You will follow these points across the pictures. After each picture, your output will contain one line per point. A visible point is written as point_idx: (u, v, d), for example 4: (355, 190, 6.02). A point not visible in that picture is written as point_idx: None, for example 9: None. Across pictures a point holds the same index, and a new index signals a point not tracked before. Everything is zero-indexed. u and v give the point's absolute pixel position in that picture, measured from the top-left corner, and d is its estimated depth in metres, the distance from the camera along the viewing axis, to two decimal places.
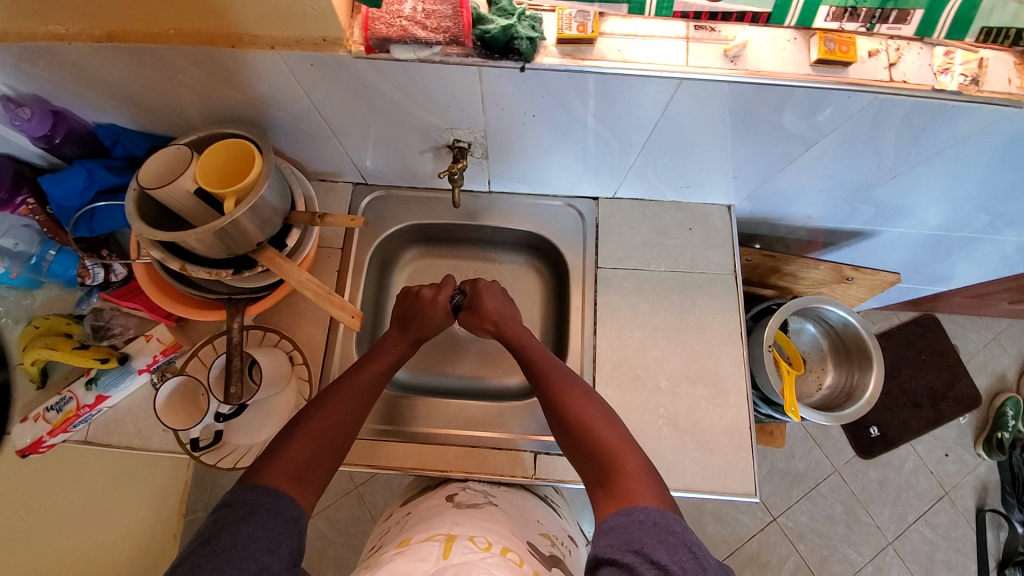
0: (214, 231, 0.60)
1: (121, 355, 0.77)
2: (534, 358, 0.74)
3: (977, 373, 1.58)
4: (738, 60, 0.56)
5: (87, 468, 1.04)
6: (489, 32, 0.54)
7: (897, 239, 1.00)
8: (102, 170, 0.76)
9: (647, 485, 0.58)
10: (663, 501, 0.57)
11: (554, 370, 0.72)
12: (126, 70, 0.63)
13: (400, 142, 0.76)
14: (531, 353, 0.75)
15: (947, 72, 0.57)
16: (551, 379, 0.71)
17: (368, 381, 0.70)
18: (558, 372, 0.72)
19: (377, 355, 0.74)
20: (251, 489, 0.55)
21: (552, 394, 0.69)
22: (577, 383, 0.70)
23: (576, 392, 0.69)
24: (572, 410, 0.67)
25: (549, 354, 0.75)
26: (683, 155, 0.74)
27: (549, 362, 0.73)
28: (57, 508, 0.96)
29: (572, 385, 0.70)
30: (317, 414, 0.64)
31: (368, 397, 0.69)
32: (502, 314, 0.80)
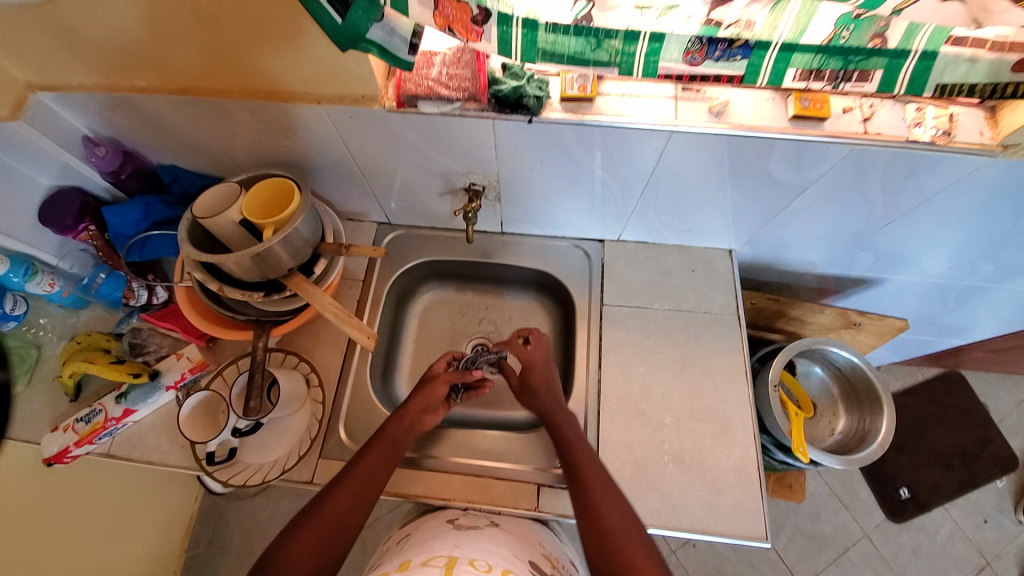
0: (251, 256, 0.67)
1: (152, 372, 0.83)
2: (573, 450, 0.70)
3: (1011, 434, 1.50)
4: (722, 115, 0.63)
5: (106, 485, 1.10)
6: (501, 90, 0.63)
7: (903, 287, 1.02)
8: (159, 205, 0.86)
9: None
10: None
11: (588, 464, 0.68)
12: (191, 118, 0.74)
13: (422, 185, 0.84)
14: (570, 444, 0.71)
15: (919, 125, 0.63)
16: (586, 474, 0.67)
17: (380, 462, 0.70)
18: (589, 467, 0.68)
19: (381, 435, 0.73)
20: None
21: (582, 489, 0.65)
22: (602, 470, 0.68)
23: (604, 492, 0.65)
24: (606, 512, 0.62)
25: (586, 446, 0.72)
26: (681, 201, 0.80)
27: (585, 454, 0.70)
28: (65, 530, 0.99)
29: (602, 483, 0.66)
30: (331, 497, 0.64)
31: (372, 484, 0.67)
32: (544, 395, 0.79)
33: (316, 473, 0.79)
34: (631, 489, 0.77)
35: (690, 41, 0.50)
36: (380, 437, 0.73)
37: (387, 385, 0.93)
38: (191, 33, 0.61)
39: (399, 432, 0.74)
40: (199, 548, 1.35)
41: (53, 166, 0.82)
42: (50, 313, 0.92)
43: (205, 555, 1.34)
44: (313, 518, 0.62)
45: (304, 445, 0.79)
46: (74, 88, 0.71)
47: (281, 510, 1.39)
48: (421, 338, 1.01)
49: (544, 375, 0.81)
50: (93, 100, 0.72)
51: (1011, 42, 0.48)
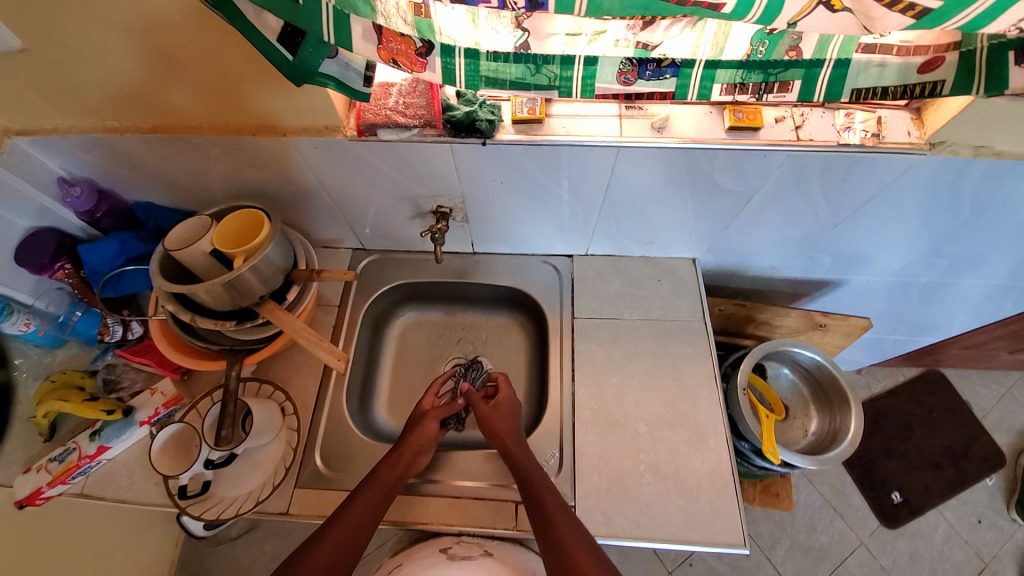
0: (222, 284, 0.68)
1: (126, 408, 0.83)
2: (536, 486, 0.71)
3: (996, 430, 1.51)
4: (665, 129, 0.68)
5: (83, 527, 1.08)
6: (455, 116, 0.66)
7: (865, 287, 1.05)
8: (134, 240, 0.88)
9: None
10: None
11: (552, 501, 0.69)
12: (163, 155, 0.77)
13: (391, 210, 0.87)
14: (532, 480, 0.72)
15: (849, 129, 0.68)
16: (551, 512, 0.67)
17: (370, 505, 0.70)
18: (552, 501, 0.69)
19: (371, 483, 0.72)
20: None
21: (549, 528, 0.66)
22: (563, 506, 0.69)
23: (570, 528, 0.66)
24: (572, 549, 0.63)
25: (547, 480, 0.72)
26: (639, 214, 0.83)
27: (548, 490, 0.71)
28: None
29: (566, 519, 0.67)
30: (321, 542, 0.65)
31: (363, 527, 0.67)
32: (506, 428, 0.79)
33: (292, 503, 0.79)
34: (608, 501, 0.77)
35: (622, 62, 0.54)
36: (367, 486, 0.71)
37: (365, 409, 0.94)
38: (162, 74, 0.64)
39: (391, 476, 0.73)
40: None
41: (30, 208, 0.83)
42: (26, 352, 0.91)
43: None
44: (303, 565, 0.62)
45: (279, 475, 0.78)
46: (48, 130, 0.74)
47: (264, 552, 1.34)
48: (399, 361, 1.02)
49: (508, 414, 0.81)
50: (67, 141, 0.75)
51: (916, 46, 0.53)
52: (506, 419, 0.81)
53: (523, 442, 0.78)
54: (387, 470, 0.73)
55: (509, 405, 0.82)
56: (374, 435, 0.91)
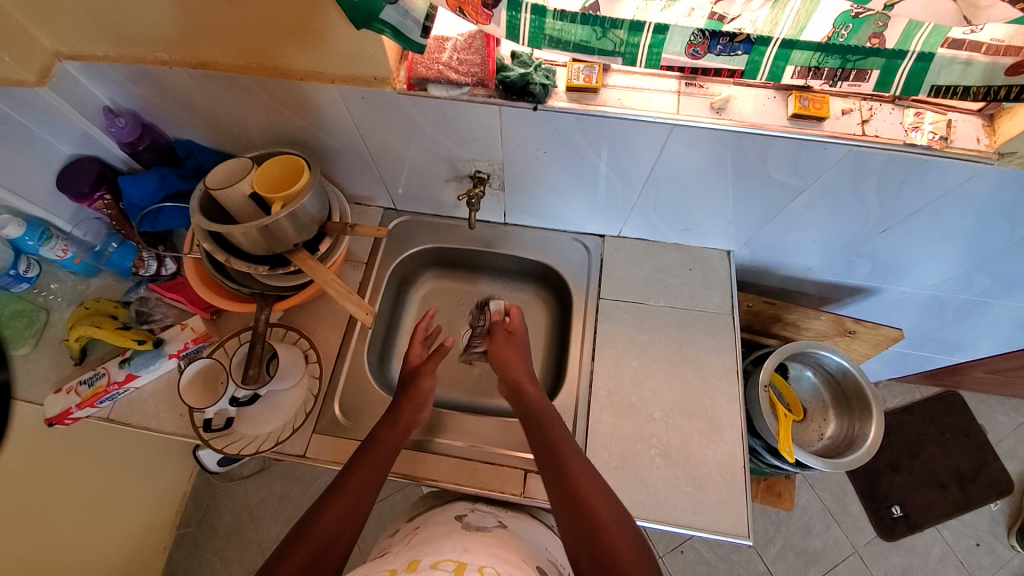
0: (259, 228, 0.69)
1: (156, 339, 0.86)
2: (557, 445, 0.68)
3: (1008, 457, 1.49)
4: (724, 111, 0.65)
5: (105, 451, 1.13)
6: (509, 77, 0.64)
7: (900, 298, 1.02)
8: (175, 177, 0.89)
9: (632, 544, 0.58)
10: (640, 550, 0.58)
11: (575, 461, 0.66)
12: (209, 93, 0.77)
13: (427, 170, 0.86)
14: (555, 440, 0.69)
15: (917, 129, 0.64)
16: (571, 472, 0.65)
17: (380, 454, 0.71)
18: (573, 462, 0.66)
19: (372, 445, 0.72)
20: None
21: (569, 488, 0.63)
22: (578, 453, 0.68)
23: (590, 488, 0.63)
24: (597, 511, 0.61)
25: (568, 438, 0.70)
26: (681, 199, 0.81)
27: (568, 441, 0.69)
28: (49, 500, 0.99)
29: (590, 480, 0.64)
30: (337, 490, 0.65)
31: (377, 472, 0.69)
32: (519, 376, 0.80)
33: (309, 448, 0.81)
34: (616, 480, 0.77)
35: (693, 34, 0.52)
36: (369, 446, 0.72)
37: (384, 365, 0.95)
38: (215, 7, 0.63)
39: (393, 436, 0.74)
40: (189, 526, 1.36)
41: (73, 135, 0.84)
42: (60, 278, 0.95)
43: (194, 534, 1.35)
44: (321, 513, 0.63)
45: (299, 419, 0.80)
46: (96, 57, 0.74)
47: (272, 493, 1.39)
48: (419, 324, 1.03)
49: (517, 354, 0.84)
50: (114, 69, 0.75)
51: (1007, 47, 0.48)
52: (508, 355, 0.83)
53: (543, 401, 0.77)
54: (387, 431, 0.74)
55: (515, 347, 0.84)
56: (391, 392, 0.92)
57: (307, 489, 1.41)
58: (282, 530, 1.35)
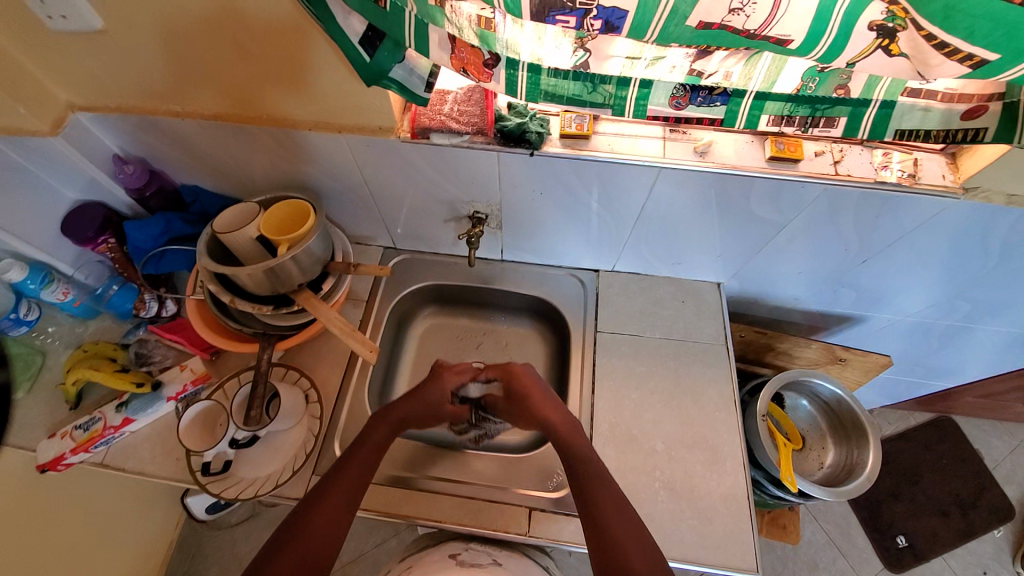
0: (265, 269, 0.71)
1: (155, 381, 0.85)
2: (588, 481, 0.68)
3: (1007, 482, 1.49)
4: (707, 154, 0.70)
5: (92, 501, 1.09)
6: (507, 126, 0.69)
7: (886, 326, 1.05)
8: (180, 222, 0.91)
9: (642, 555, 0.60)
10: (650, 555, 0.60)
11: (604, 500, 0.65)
12: (218, 141, 0.81)
13: (427, 211, 0.90)
14: (586, 474, 0.68)
15: (886, 168, 0.70)
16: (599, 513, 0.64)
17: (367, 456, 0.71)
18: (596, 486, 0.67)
19: (359, 448, 0.71)
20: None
21: (593, 518, 0.64)
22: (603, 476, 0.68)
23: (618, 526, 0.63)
24: (625, 555, 0.60)
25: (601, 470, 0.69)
26: (671, 234, 0.85)
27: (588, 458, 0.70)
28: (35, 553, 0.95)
29: (621, 519, 0.63)
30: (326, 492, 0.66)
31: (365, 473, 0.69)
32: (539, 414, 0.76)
33: (308, 490, 0.79)
34: None
35: (675, 87, 0.57)
36: (358, 449, 0.71)
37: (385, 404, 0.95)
38: (232, 65, 0.68)
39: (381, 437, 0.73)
40: None
41: (81, 181, 0.87)
42: (58, 321, 0.95)
43: None
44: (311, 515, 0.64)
45: (299, 461, 0.79)
46: (112, 109, 0.77)
47: (263, 541, 1.34)
48: (418, 361, 1.03)
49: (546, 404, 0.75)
50: (128, 121, 0.79)
51: (960, 94, 0.54)
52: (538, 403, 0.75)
53: (575, 427, 0.74)
54: (380, 432, 0.73)
55: (541, 396, 0.76)
56: None
57: None
58: None
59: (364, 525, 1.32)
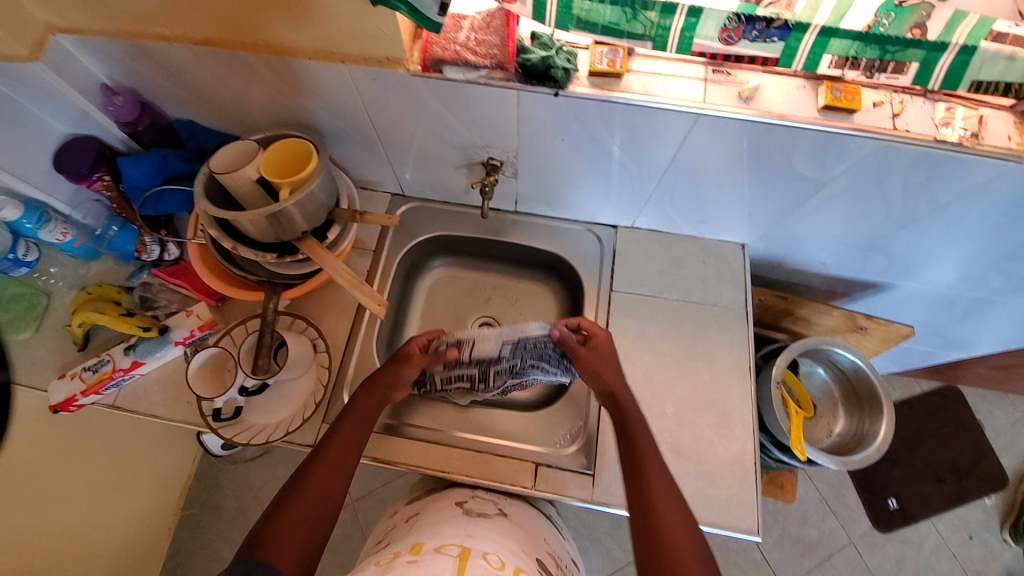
0: (267, 215, 0.67)
1: (162, 326, 0.84)
2: (649, 489, 0.64)
3: (1004, 453, 1.50)
4: (752, 101, 0.63)
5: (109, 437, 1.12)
6: (530, 60, 0.62)
7: (911, 295, 1.00)
8: (176, 159, 0.86)
9: (673, 509, 0.62)
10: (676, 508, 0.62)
11: (664, 511, 0.62)
12: (213, 71, 0.74)
13: (437, 155, 0.84)
14: (646, 478, 0.65)
15: (948, 125, 0.62)
16: (661, 524, 0.60)
17: (365, 415, 0.73)
18: (642, 444, 0.68)
19: (352, 412, 0.72)
20: (264, 533, 0.60)
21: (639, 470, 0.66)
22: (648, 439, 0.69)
23: (678, 541, 0.59)
24: (670, 535, 0.60)
25: (662, 477, 0.65)
26: (699, 190, 0.79)
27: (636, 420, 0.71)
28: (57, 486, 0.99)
29: (658, 474, 0.65)
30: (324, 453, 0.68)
31: (361, 433, 0.71)
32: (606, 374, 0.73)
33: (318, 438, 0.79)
34: None
35: (728, 17, 0.49)
36: (349, 412, 0.72)
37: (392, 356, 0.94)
38: None
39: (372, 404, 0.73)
40: (193, 508, 1.37)
41: (70, 113, 0.81)
42: (61, 262, 0.93)
43: (198, 515, 1.36)
44: (310, 474, 0.65)
45: (308, 409, 0.79)
46: (94, 32, 0.70)
47: (275, 478, 1.40)
48: (427, 313, 1.01)
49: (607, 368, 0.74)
50: (113, 46, 0.72)
51: None
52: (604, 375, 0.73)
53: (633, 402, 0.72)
54: (368, 397, 0.74)
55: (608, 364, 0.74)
56: None
57: None
58: None
59: (371, 467, 1.37)
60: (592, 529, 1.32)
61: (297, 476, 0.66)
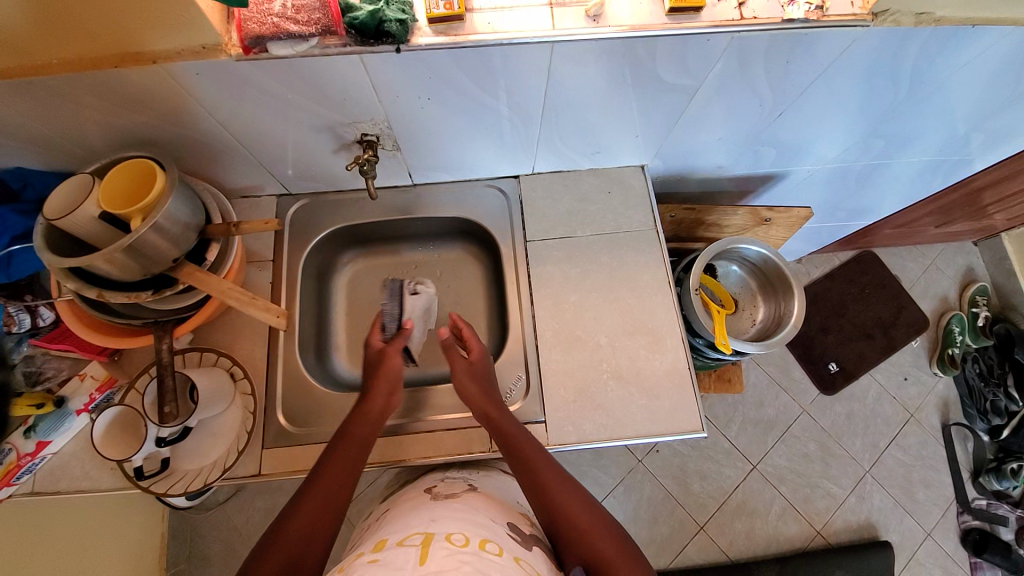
0: (123, 250, 0.60)
1: (57, 399, 0.76)
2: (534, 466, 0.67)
3: (922, 298, 1.66)
4: (600, 18, 0.61)
5: (61, 522, 1.03)
6: (358, 18, 0.57)
7: (807, 177, 1.06)
8: (14, 215, 0.73)
9: (556, 472, 0.67)
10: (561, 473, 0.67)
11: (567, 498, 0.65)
12: (12, 108, 0.64)
13: (307, 144, 0.77)
14: (528, 458, 0.68)
15: (792, 3, 0.63)
16: (555, 494, 0.65)
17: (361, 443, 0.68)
18: (517, 433, 0.71)
19: (344, 443, 0.68)
20: None
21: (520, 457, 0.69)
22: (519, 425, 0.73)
23: (590, 524, 0.63)
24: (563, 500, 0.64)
25: (558, 469, 0.68)
26: (583, 121, 0.78)
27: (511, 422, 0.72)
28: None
29: (538, 452, 0.69)
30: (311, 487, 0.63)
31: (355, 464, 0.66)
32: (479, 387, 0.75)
33: (263, 465, 0.77)
34: (577, 412, 0.80)
35: None
36: (341, 444, 0.68)
37: (324, 361, 0.90)
38: None
39: (364, 431, 0.69)
40: (178, 563, 1.31)
41: None
42: None
43: (185, 568, 1.31)
44: (296, 514, 0.60)
45: (242, 441, 0.75)
46: None
47: (256, 509, 1.36)
48: (351, 310, 0.97)
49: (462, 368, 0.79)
50: None
51: None
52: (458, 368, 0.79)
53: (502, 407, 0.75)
54: (362, 426, 0.70)
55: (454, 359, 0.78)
56: (338, 386, 0.89)
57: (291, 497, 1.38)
58: None
59: None
60: None
61: (280, 518, 0.61)
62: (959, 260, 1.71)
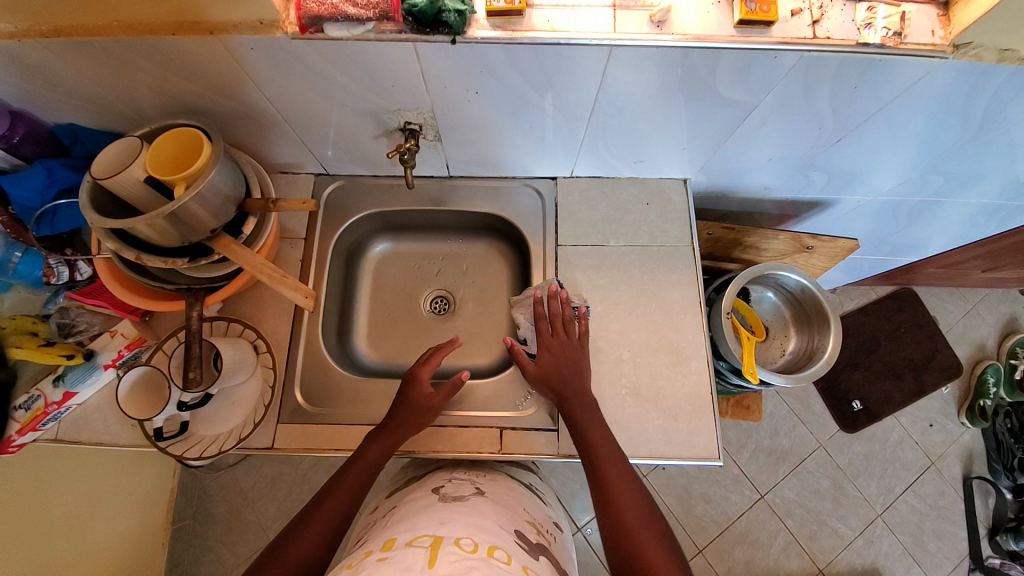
0: (165, 216, 0.60)
1: (86, 351, 0.79)
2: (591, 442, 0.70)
3: (958, 343, 1.59)
4: (664, 24, 0.59)
5: (81, 468, 1.07)
6: (416, 5, 0.55)
7: (857, 207, 1.01)
8: (63, 168, 0.76)
9: (611, 451, 0.69)
10: (615, 452, 0.70)
11: (625, 503, 0.65)
12: (74, 65, 0.65)
13: (350, 127, 0.77)
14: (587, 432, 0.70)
15: (870, 26, 0.59)
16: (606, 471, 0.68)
17: (368, 469, 0.70)
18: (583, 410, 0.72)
19: (354, 467, 0.70)
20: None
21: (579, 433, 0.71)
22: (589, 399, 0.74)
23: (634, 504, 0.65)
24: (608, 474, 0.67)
25: (614, 448, 0.70)
26: (630, 129, 0.75)
27: (581, 397, 0.73)
28: (39, 517, 0.97)
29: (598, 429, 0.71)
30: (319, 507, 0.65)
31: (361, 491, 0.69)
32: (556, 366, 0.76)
33: (276, 439, 0.77)
34: None
35: None
36: (346, 472, 0.69)
37: (345, 345, 0.91)
38: None
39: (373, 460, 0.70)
40: (184, 520, 1.35)
41: None
42: None
43: (191, 526, 1.35)
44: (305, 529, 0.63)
45: (259, 413, 0.77)
46: None
47: (262, 475, 1.39)
48: (376, 295, 0.97)
49: (558, 357, 0.77)
50: None
51: None
52: (566, 362, 0.76)
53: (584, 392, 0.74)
54: (374, 450, 0.71)
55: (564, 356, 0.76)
56: (358, 371, 0.89)
57: (297, 468, 1.41)
58: (278, 509, 1.37)
59: None
60: (579, 472, 1.33)
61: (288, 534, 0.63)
62: (1003, 308, 1.62)
